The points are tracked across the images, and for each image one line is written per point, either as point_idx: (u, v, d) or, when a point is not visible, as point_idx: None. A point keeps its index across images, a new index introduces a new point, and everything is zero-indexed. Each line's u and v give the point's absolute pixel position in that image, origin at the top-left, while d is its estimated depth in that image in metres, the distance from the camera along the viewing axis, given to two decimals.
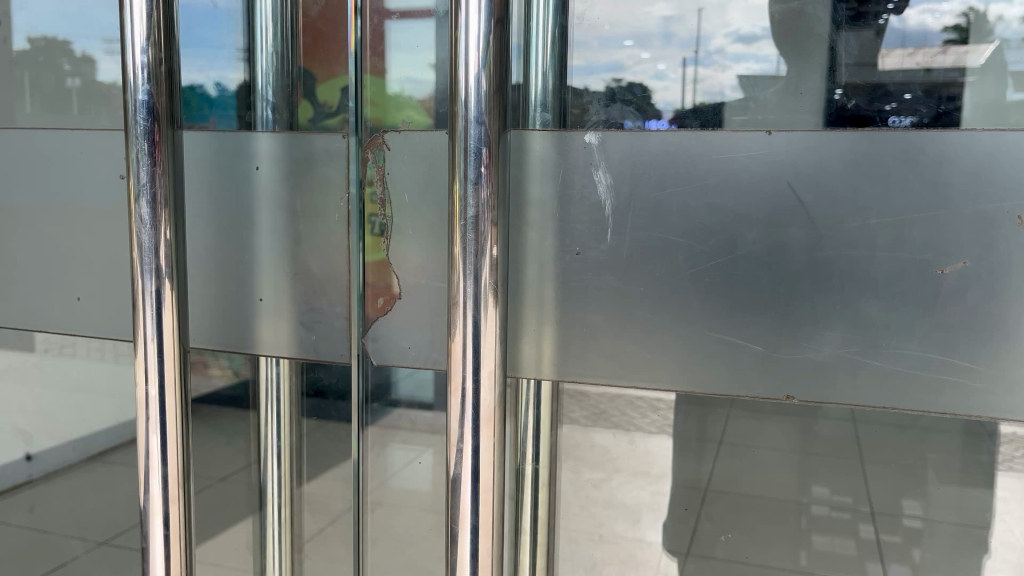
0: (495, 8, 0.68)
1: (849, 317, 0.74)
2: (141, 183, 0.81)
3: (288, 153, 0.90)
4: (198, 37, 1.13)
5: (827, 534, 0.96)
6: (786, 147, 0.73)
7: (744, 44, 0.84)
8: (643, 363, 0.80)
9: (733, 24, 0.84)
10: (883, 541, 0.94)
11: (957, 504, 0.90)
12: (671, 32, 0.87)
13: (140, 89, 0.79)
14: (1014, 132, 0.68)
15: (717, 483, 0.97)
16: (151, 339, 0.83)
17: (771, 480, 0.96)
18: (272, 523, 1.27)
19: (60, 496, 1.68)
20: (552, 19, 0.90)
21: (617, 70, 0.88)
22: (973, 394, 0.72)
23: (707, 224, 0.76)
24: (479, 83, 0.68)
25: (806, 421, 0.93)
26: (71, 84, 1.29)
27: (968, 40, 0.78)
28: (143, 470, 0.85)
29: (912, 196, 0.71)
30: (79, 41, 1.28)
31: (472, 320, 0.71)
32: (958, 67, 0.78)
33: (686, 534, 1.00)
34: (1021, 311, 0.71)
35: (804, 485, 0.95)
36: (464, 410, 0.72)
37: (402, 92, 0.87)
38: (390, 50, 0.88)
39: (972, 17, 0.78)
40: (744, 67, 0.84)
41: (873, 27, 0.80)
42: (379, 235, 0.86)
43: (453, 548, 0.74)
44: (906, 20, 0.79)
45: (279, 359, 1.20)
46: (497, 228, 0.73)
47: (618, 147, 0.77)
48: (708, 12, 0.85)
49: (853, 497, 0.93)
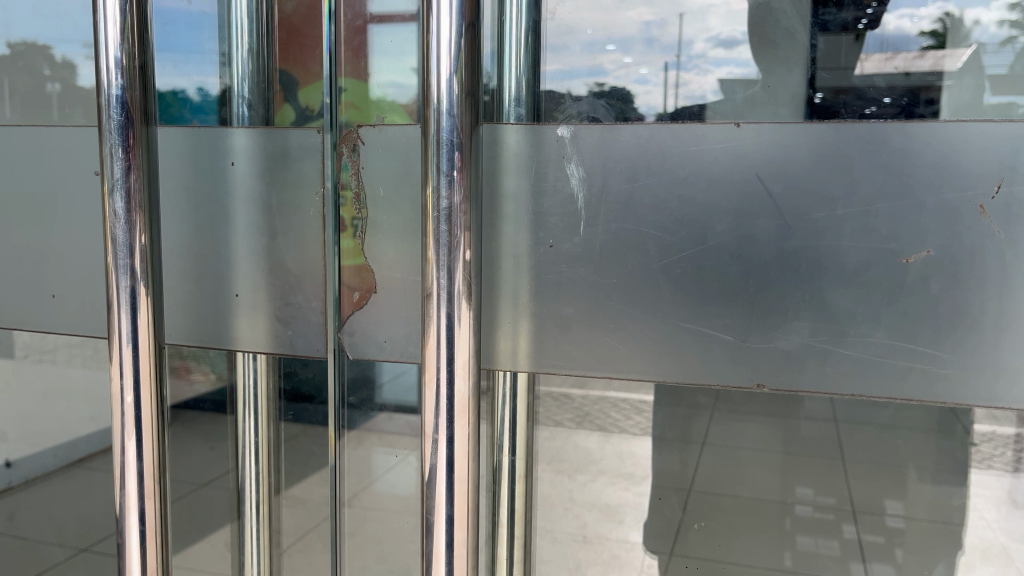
0: (465, 11, 0.69)
1: (818, 307, 0.76)
2: (115, 179, 0.81)
3: (264, 148, 0.90)
4: (180, 41, 1.13)
5: (812, 534, 0.97)
6: (754, 139, 0.74)
7: (725, 48, 0.86)
8: (617, 354, 0.81)
9: (714, 29, 0.86)
10: (865, 540, 0.95)
11: (930, 498, 0.93)
12: (653, 37, 0.89)
13: (113, 85, 0.79)
14: (975, 125, 0.69)
15: (700, 482, 0.99)
16: (125, 334, 0.82)
17: (751, 476, 0.99)
18: (250, 525, 1.27)
19: (40, 502, 1.67)
20: (524, 20, 0.92)
21: (597, 74, 0.91)
22: (938, 381, 0.74)
23: (678, 216, 0.77)
24: (450, 84, 0.69)
25: (790, 422, 0.95)
26: (51, 89, 1.29)
27: (945, 44, 0.80)
28: (119, 465, 0.85)
29: (877, 186, 0.72)
30: (60, 45, 1.28)
31: (446, 311, 0.72)
32: (935, 72, 0.80)
33: (667, 533, 1.01)
34: (983, 299, 0.72)
35: (787, 485, 0.97)
36: (438, 401, 0.72)
37: (385, 97, 0.88)
38: (373, 54, 0.90)
39: (948, 22, 0.80)
40: (726, 71, 0.86)
41: (852, 33, 0.82)
42: (357, 239, 0.87)
43: (429, 539, 0.74)
44: (884, 27, 0.82)
45: (256, 355, 1.21)
46: (470, 229, 0.73)
47: (591, 141, 0.78)
48: (689, 17, 0.88)
49: (835, 497, 0.95)
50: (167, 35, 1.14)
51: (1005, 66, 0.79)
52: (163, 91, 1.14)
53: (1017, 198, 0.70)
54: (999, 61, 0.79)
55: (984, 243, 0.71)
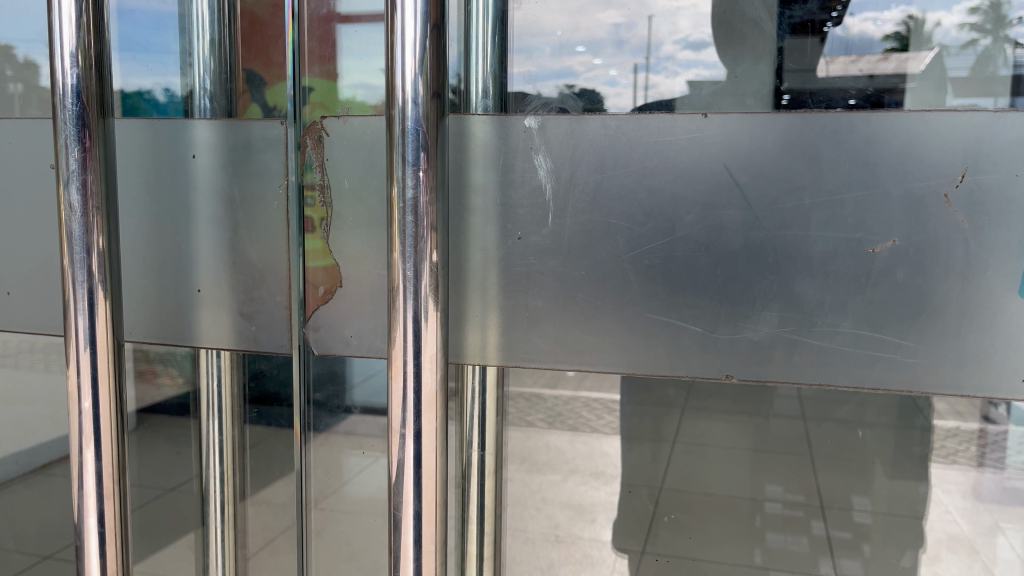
0: (430, 9, 0.67)
1: (786, 296, 0.75)
2: (71, 170, 0.78)
3: (226, 139, 0.88)
4: (146, 42, 1.14)
5: (781, 532, 1.13)
6: (721, 129, 0.74)
7: (694, 50, 0.93)
8: (586, 346, 0.80)
9: (683, 32, 0.94)
10: (835, 537, 1.11)
11: (858, 472, 1.10)
12: (622, 39, 0.95)
13: (67, 74, 0.77)
14: (940, 115, 0.70)
15: (672, 482, 1.14)
16: (81, 330, 0.80)
17: (728, 476, 1.13)
18: (216, 542, 1.16)
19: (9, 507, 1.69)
20: (491, 27, 0.92)
21: (568, 76, 0.95)
22: (904, 369, 0.74)
23: (646, 207, 0.76)
24: (416, 81, 0.68)
25: (761, 419, 1.10)
26: (14, 90, 1.35)
27: (909, 47, 0.89)
28: (75, 465, 0.82)
29: (842, 175, 0.72)
30: (22, 46, 1.33)
31: (413, 304, 0.71)
32: (899, 74, 0.89)
33: (641, 535, 1.16)
34: (949, 286, 0.72)
35: (760, 483, 1.13)
36: (406, 394, 0.71)
37: (356, 96, 0.95)
38: (341, 54, 0.98)
39: (911, 25, 0.90)
40: (693, 74, 0.94)
41: (817, 35, 0.89)
42: (324, 241, 0.85)
43: (396, 535, 0.72)
44: (849, 29, 0.90)
45: (221, 351, 1.10)
46: (437, 235, 0.72)
47: (559, 132, 0.77)
48: (658, 19, 0.94)
49: (804, 495, 1.11)
50: (138, 29, 1.15)
51: (967, 68, 0.87)
52: (129, 91, 1.15)
53: (980, 186, 0.70)
54: (960, 63, 0.87)
55: (948, 233, 0.71)
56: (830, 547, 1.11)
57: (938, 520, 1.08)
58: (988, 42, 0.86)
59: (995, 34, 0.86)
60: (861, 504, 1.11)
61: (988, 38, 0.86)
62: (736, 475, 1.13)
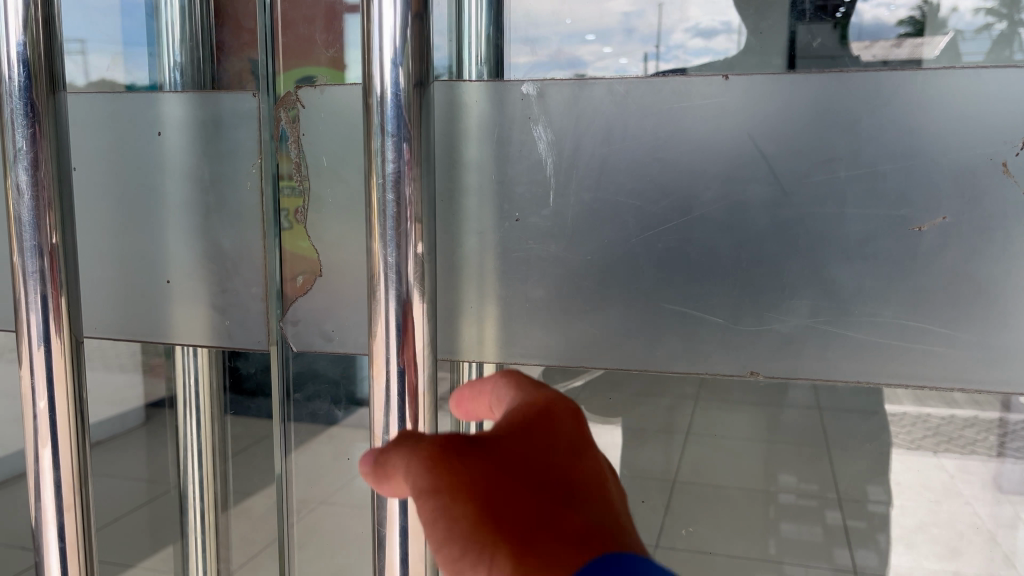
0: None
1: (818, 283, 0.67)
2: (19, 147, 0.70)
3: (194, 114, 0.79)
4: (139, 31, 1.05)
5: (796, 522, 1.20)
6: (745, 93, 0.65)
7: (704, 39, 0.89)
8: (593, 339, 0.72)
9: (694, 19, 0.89)
10: (850, 526, 1.19)
11: (853, 458, 1.23)
12: (632, 27, 0.88)
13: (13, 40, 0.69)
14: (998, 72, 0.61)
15: (684, 475, 1.20)
16: (34, 324, 0.72)
17: (733, 468, 1.23)
18: (195, 551, 1.09)
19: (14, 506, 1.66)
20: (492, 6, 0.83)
21: (579, 66, 0.88)
22: (955, 365, 0.65)
23: (659, 183, 0.68)
24: (395, 37, 0.59)
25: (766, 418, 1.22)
26: None
27: (923, 32, 0.87)
28: (34, 473, 0.75)
29: (883, 144, 0.64)
30: None
31: (395, 296, 0.62)
32: (913, 60, 0.88)
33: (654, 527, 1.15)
34: (1006, 269, 0.63)
35: (773, 475, 1.23)
36: (390, 396, 0.63)
37: None
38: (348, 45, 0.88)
39: (926, 10, 0.85)
40: (701, 61, 0.90)
41: (830, 21, 0.87)
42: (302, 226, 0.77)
43: (381, 552, 0.65)
44: (862, 16, 0.87)
45: (197, 349, 1.01)
46: (422, 225, 0.64)
47: (560, 99, 0.68)
48: (668, 6, 0.88)
49: (819, 486, 1.23)
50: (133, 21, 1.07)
51: (983, 52, 0.83)
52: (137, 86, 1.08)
53: None
54: (976, 48, 0.83)
55: (1005, 208, 0.62)
56: (845, 535, 1.19)
57: (960, 509, 1.13)
58: (1004, 26, 0.81)
59: (1011, 17, 0.80)
60: (875, 494, 1.20)
61: (1004, 22, 0.81)
62: (750, 466, 1.22)
